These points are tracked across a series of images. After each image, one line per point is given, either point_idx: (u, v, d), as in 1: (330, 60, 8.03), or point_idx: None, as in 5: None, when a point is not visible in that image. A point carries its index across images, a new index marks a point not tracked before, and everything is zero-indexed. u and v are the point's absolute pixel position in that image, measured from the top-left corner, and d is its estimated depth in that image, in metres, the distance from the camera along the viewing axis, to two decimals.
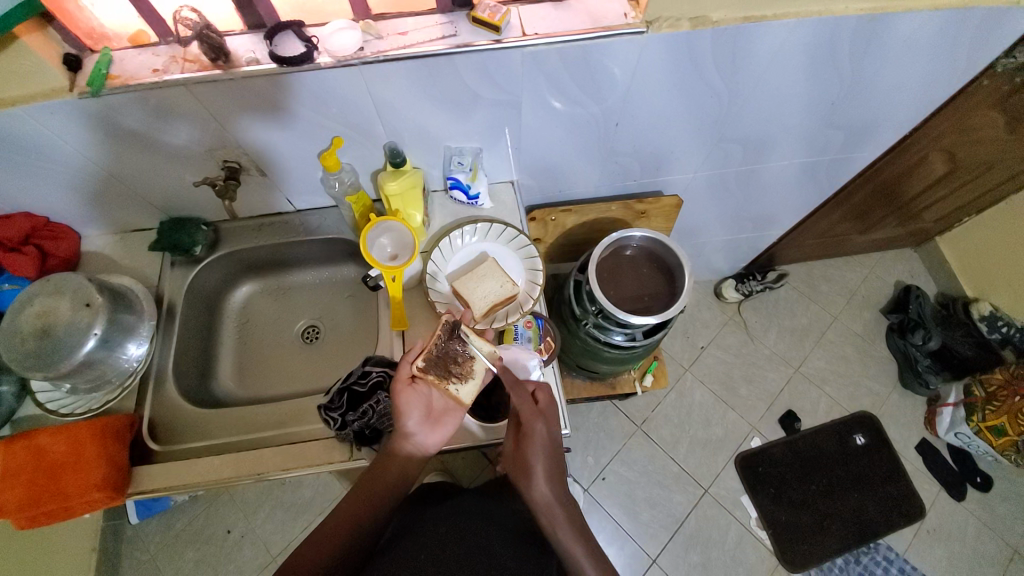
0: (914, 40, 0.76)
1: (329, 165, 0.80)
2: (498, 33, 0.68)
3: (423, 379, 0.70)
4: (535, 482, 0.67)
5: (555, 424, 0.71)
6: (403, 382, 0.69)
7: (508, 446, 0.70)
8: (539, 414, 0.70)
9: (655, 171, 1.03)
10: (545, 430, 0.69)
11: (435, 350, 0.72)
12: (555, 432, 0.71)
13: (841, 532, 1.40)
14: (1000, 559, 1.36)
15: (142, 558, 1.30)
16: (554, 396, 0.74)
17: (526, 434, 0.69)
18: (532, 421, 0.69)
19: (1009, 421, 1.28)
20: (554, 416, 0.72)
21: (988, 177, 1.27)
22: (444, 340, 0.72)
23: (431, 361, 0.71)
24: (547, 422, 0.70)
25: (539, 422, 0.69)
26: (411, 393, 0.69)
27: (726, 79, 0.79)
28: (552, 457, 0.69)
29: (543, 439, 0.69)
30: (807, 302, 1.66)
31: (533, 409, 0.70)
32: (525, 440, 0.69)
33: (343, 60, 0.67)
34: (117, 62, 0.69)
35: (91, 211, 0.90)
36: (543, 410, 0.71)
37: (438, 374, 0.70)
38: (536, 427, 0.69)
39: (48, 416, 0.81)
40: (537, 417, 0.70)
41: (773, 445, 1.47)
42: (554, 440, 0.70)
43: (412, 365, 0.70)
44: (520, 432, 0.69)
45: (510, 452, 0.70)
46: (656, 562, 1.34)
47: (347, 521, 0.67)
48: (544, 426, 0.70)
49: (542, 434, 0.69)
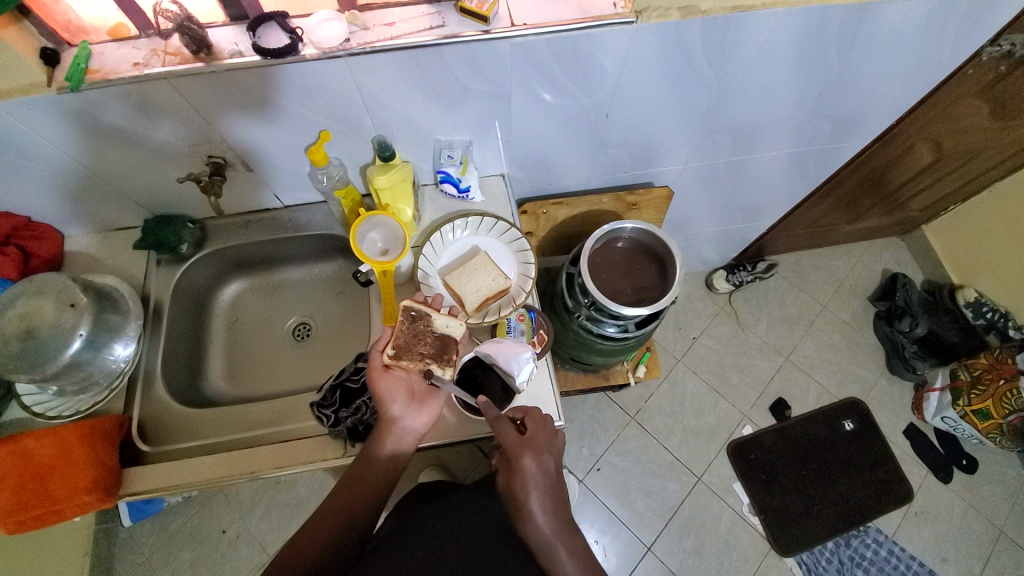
0: (902, 29, 0.77)
1: (318, 160, 0.79)
2: (486, 23, 0.67)
3: (397, 365, 0.73)
4: (530, 517, 0.65)
5: (545, 454, 0.68)
6: (378, 371, 0.72)
7: (501, 480, 0.68)
8: (526, 446, 0.68)
9: (646, 162, 1.03)
10: (535, 462, 0.67)
11: (404, 336, 0.74)
12: (547, 464, 0.68)
13: (831, 516, 1.42)
14: (985, 539, 1.39)
15: (136, 560, 1.29)
16: (543, 425, 0.71)
17: (514, 470, 0.66)
18: (518, 455, 0.66)
19: (994, 405, 1.31)
20: (543, 447, 0.69)
21: (973, 165, 1.29)
22: (409, 326, 0.75)
23: (401, 347, 0.73)
24: (537, 452, 0.68)
25: (526, 456, 0.67)
26: (387, 378, 0.71)
27: (715, 69, 0.79)
28: (544, 489, 0.66)
29: (534, 475, 0.66)
30: (797, 291, 1.67)
31: (519, 442, 0.68)
32: (514, 476, 0.66)
33: (329, 52, 0.66)
34: (97, 56, 0.67)
35: (74, 209, 0.88)
36: (531, 441, 0.68)
37: (411, 358, 0.73)
38: (524, 462, 0.66)
39: (35, 419, 0.80)
40: (523, 449, 0.67)
41: (764, 433, 1.49)
42: (547, 471, 0.67)
43: (383, 354, 0.73)
44: (510, 466, 0.67)
45: (503, 485, 0.68)
46: (651, 550, 1.35)
47: (337, 519, 0.66)
48: (533, 458, 0.67)
49: (531, 469, 0.66)
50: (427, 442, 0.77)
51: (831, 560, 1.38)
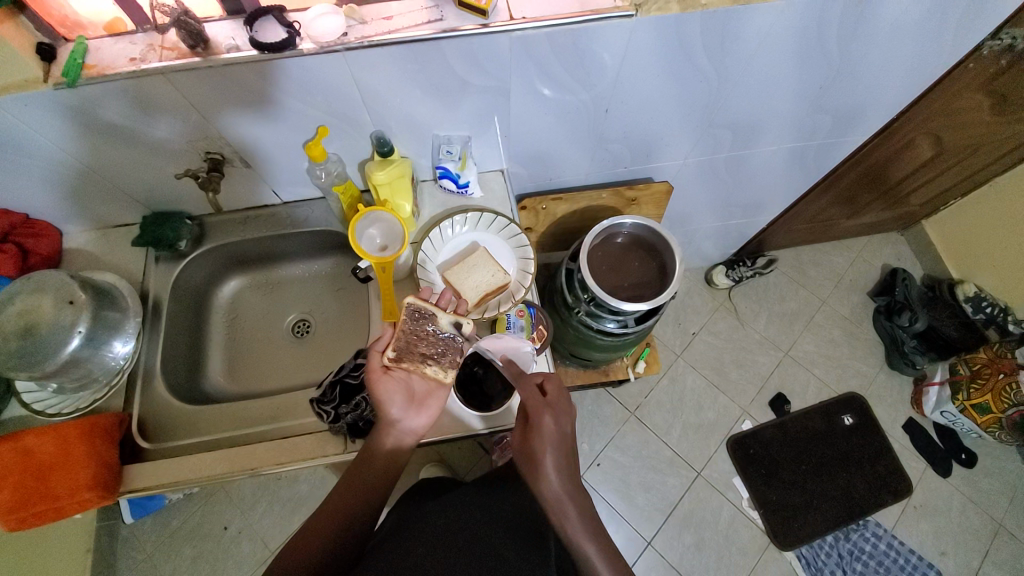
0: (903, 22, 0.76)
1: (316, 156, 0.79)
2: (485, 17, 0.66)
3: (398, 367, 0.72)
4: (545, 476, 0.65)
5: (565, 418, 0.70)
6: (378, 373, 0.71)
7: (517, 440, 0.69)
8: (547, 406, 0.70)
9: (645, 157, 1.03)
10: (553, 422, 0.68)
11: (404, 336, 0.74)
12: (565, 427, 0.69)
13: (831, 511, 1.43)
14: (984, 532, 1.40)
15: (138, 557, 1.29)
16: (563, 391, 0.73)
17: (534, 426, 0.68)
18: (538, 411, 0.68)
19: (994, 399, 1.31)
20: (563, 409, 0.70)
21: (974, 159, 1.28)
22: (410, 326, 0.74)
23: (401, 349, 0.73)
24: (556, 413, 0.69)
25: (546, 414, 0.68)
26: (387, 380, 0.70)
27: (715, 63, 0.79)
28: (561, 450, 0.67)
29: (552, 433, 0.67)
30: (797, 287, 1.67)
31: (540, 401, 0.70)
32: (533, 433, 0.67)
33: (327, 46, 0.66)
34: (93, 51, 0.67)
35: (71, 206, 0.88)
36: (551, 401, 0.70)
37: (412, 359, 0.73)
38: (544, 419, 0.68)
39: (35, 416, 0.80)
40: (543, 407, 0.69)
41: (764, 428, 1.50)
42: (564, 432, 0.68)
43: (382, 356, 0.72)
44: (529, 424, 0.68)
45: (518, 446, 0.68)
46: (651, 544, 1.36)
47: (337, 514, 0.67)
48: (552, 417, 0.69)
49: (550, 426, 0.67)
50: (428, 438, 0.78)
51: (830, 554, 1.39)
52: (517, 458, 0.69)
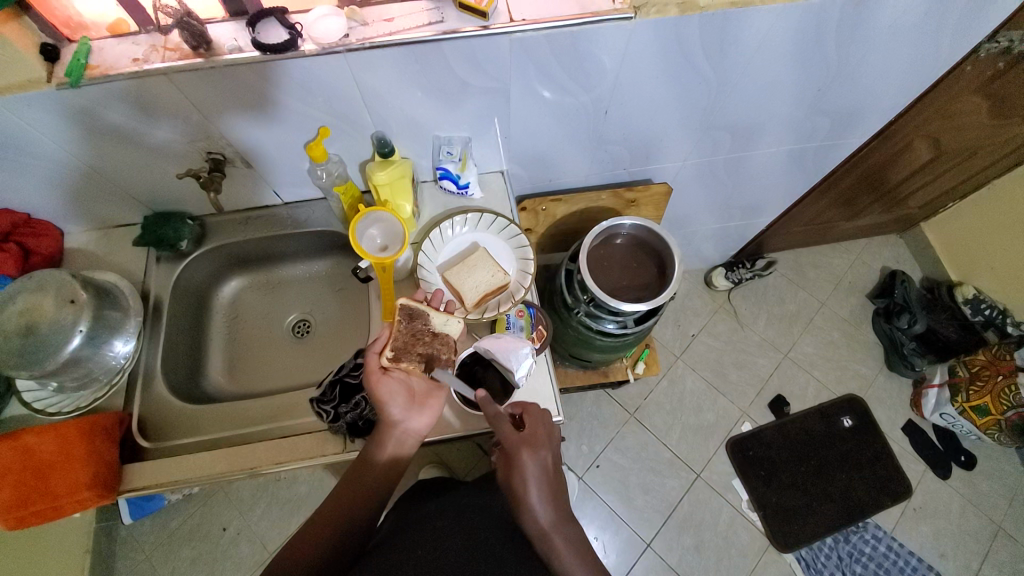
0: (900, 25, 0.77)
1: (317, 156, 0.79)
2: (485, 19, 0.67)
3: (396, 367, 0.72)
4: (529, 512, 0.66)
5: (544, 450, 0.69)
6: (377, 374, 0.71)
7: (499, 476, 0.69)
8: (523, 442, 0.69)
9: (645, 159, 1.03)
10: (533, 458, 0.68)
11: (401, 337, 0.74)
12: (545, 459, 0.69)
13: (830, 513, 1.43)
14: (984, 535, 1.40)
15: (136, 558, 1.29)
16: (541, 421, 0.72)
17: (513, 465, 0.67)
18: (516, 451, 0.67)
19: (993, 401, 1.31)
20: (541, 442, 0.70)
21: (972, 162, 1.29)
22: (407, 326, 0.75)
23: (398, 349, 0.73)
24: (535, 448, 0.69)
25: (525, 452, 0.68)
26: (388, 381, 0.70)
27: (714, 65, 0.79)
28: (543, 484, 0.67)
29: (532, 470, 0.67)
30: (796, 289, 1.68)
31: (518, 438, 0.69)
32: (513, 471, 0.67)
33: (328, 47, 0.66)
34: (96, 52, 0.67)
35: (73, 206, 0.88)
36: (529, 437, 0.69)
37: (410, 359, 0.73)
38: (522, 458, 0.67)
39: (35, 415, 0.80)
40: (522, 445, 0.68)
41: (763, 429, 1.50)
42: (544, 465, 0.68)
43: (380, 356, 0.72)
44: (508, 462, 0.68)
45: (501, 482, 0.68)
46: (650, 546, 1.36)
47: (336, 518, 0.67)
48: (531, 454, 0.68)
49: (529, 463, 0.67)
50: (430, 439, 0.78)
51: (830, 556, 1.39)
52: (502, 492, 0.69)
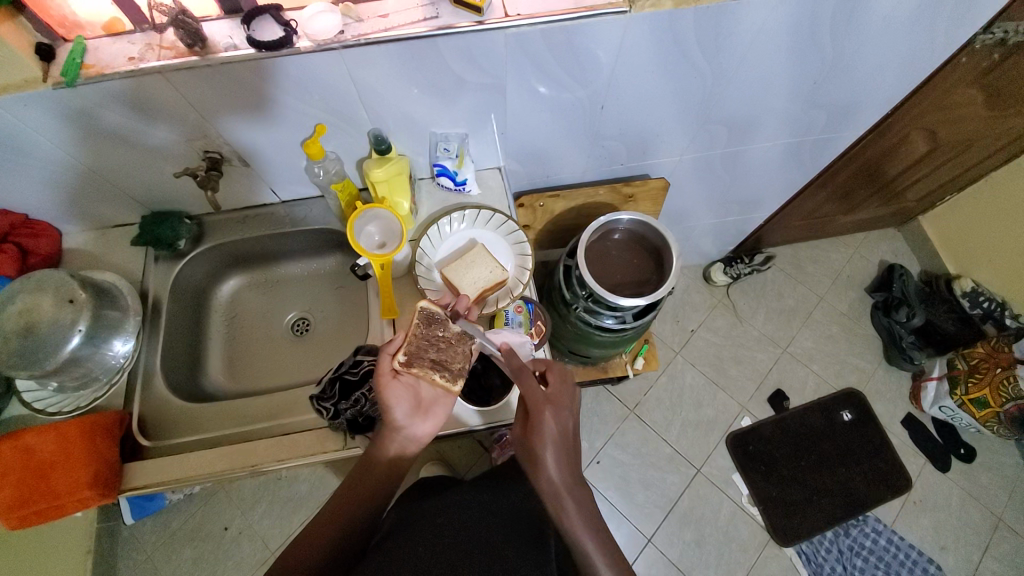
0: (894, 17, 0.77)
1: (314, 154, 0.79)
2: (480, 14, 0.67)
3: (407, 371, 0.71)
4: (545, 470, 0.65)
5: (565, 412, 0.69)
6: (387, 376, 0.70)
7: (517, 431, 0.69)
8: (547, 400, 0.69)
9: (642, 154, 1.04)
10: (554, 416, 0.68)
11: (415, 341, 0.73)
12: (565, 421, 0.69)
13: (830, 506, 1.43)
14: (984, 527, 1.40)
15: (138, 559, 1.29)
16: (564, 383, 0.72)
17: (535, 422, 0.67)
18: (538, 407, 0.67)
19: (992, 393, 1.32)
20: (564, 403, 0.70)
21: (970, 154, 1.29)
22: (422, 330, 0.74)
23: (411, 352, 0.72)
24: (557, 409, 0.69)
25: (546, 410, 0.67)
26: (396, 385, 0.70)
27: (709, 59, 0.79)
28: (563, 445, 0.67)
29: (552, 428, 0.67)
30: (795, 284, 1.68)
31: (541, 396, 0.69)
32: (534, 429, 0.67)
33: (324, 44, 0.66)
34: (92, 51, 0.67)
35: (71, 207, 0.89)
36: (553, 396, 0.69)
37: (421, 365, 0.72)
38: (544, 414, 0.67)
39: (36, 415, 0.80)
40: (545, 402, 0.68)
41: (763, 424, 1.50)
42: (565, 427, 0.68)
43: (393, 358, 0.72)
44: (530, 419, 0.68)
45: (520, 438, 0.68)
46: (652, 541, 1.36)
47: (338, 519, 0.67)
48: (553, 412, 0.68)
49: (550, 422, 0.67)
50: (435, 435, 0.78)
51: (831, 549, 1.39)
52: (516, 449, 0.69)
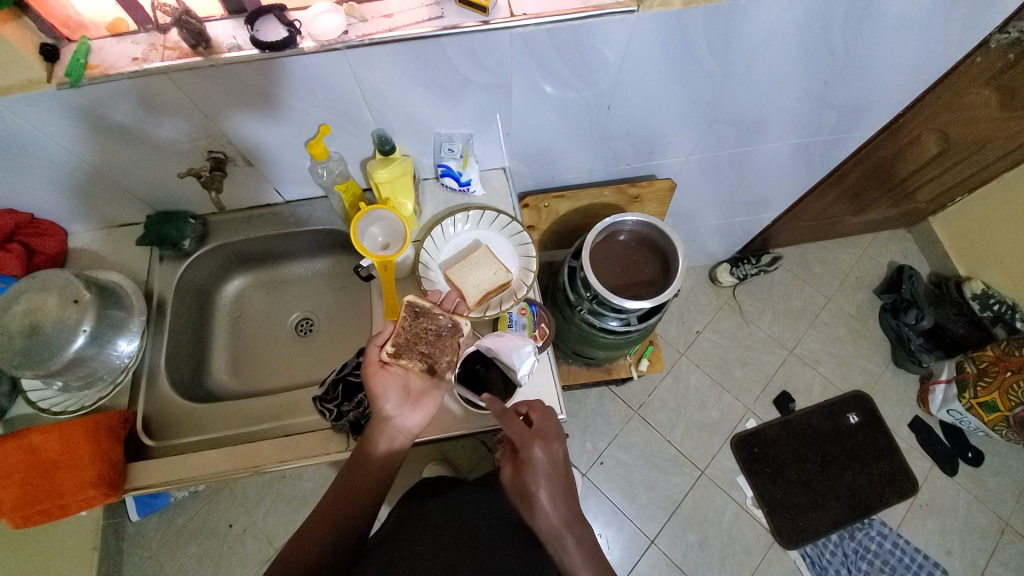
0: (908, 16, 0.76)
1: (318, 154, 0.78)
2: (486, 14, 0.66)
3: (395, 363, 0.72)
4: (539, 508, 0.62)
5: (556, 444, 0.66)
6: (375, 367, 0.71)
7: (507, 474, 0.66)
8: (535, 435, 0.65)
9: (648, 155, 1.02)
10: (545, 452, 0.65)
11: (404, 333, 0.73)
12: (556, 455, 0.65)
13: (836, 509, 1.42)
14: (992, 532, 1.39)
15: (144, 554, 1.30)
16: (550, 415, 0.69)
17: (524, 460, 0.64)
18: (527, 445, 0.64)
19: (1001, 397, 1.29)
20: (553, 436, 0.67)
21: (983, 154, 1.27)
22: (410, 323, 0.74)
23: (401, 344, 0.73)
24: (547, 442, 0.65)
25: (536, 447, 0.64)
26: (385, 375, 0.70)
27: (718, 59, 0.78)
28: (555, 480, 0.64)
29: (543, 465, 0.64)
30: (802, 284, 1.66)
31: (527, 432, 0.66)
32: (523, 468, 0.64)
33: (328, 44, 0.66)
34: (96, 51, 0.67)
35: (78, 207, 0.89)
36: (540, 431, 0.66)
37: (410, 357, 0.72)
38: (534, 452, 0.64)
39: (41, 414, 0.80)
40: (533, 439, 0.65)
41: (768, 426, 1.49)
42: (556, 460, 0.65)
43: (381, 350, 0.72)
44: (518, 459, 0.65)
45: (509, 481, 0.65)
46: (654, 542, 1.36)
47: (329, 526, 0.65)
48: (542, 448, 0.65)
49: (541, 459, 0.64)
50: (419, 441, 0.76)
51: (835, 553, 1.38)
52: (507, 491, 0.66)
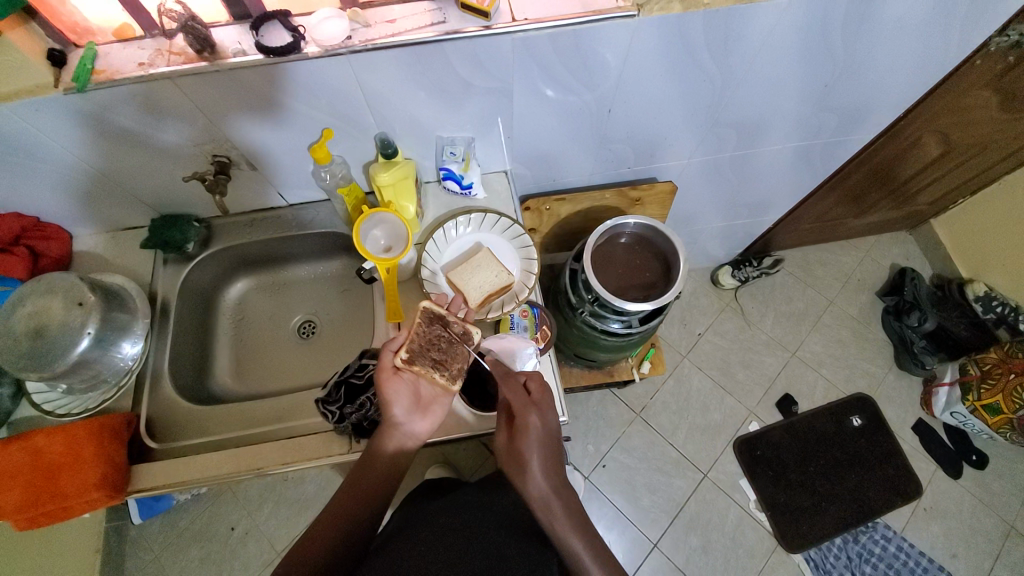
0: (908, 18, 0.76)
1: (320, 158, 0.79)
2: (487, 19, 0.67)
3: (408, 369, 0.71)
4: (531, 476, 0.62)
5: (551, 415, 0.68)
6: (388, 373, 0.70)
7: (501, 441, 0.66)
8: (533, 404, 0.67)
9: (649, 157, 1.03)
10: (540, 421, 0.66)
11: (418, 339, 0.74)
12: (551, 425, 0.67)
13: (839, 512, 1.41)
14: (997, 535, 1.38)
15: (146, 557, 1.30)
16: (547, 389, 0.71)
17: (520, 426, 0.65)
18: (524, 411, 0.65)
19: (1004, 399, 1.29)
20: (549, 408, 0.68)
21: (984, 156, 1.27)
22: (424, 330, 0.74)
23: (414, 350, 0.73)
24: (543, 412, 0.67)
25: (532, 414, 0.66)
26: (397, 382, 0.70)
27: (718, 62, 0.78)
28: (547, 449, 0.65)
29: (538, 432, 0.65)
30: (804, 287, 1.66)
31: (525, 400, 0.67)
32: (519, 433, 0.65)
33: (331, 49, 0.66)
34: (102, 56, 0.68)
35: (83, 210, 0.90)
36: (537, 401, 0.68)
37: (422, 364, 0.72)
38: (530, 418, 0.65)
39: (45, 417, 0.81)
40: (530, 406, 0.66)
41: (771, 429, 1.48)
42: (551, 431, 0.66)
43: (395, 355, 0.72)
44: (514, 425, 0.66)
45: (504, 447, 0.66)
46: (657, 546, 1.35)
47: (336, 525, 0.65)
48: (539, 416, 0.66)
49: (537, 425, 0.65)
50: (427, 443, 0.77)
51: (839, 557, 1.37)
52: (499, 459, 0.66)
